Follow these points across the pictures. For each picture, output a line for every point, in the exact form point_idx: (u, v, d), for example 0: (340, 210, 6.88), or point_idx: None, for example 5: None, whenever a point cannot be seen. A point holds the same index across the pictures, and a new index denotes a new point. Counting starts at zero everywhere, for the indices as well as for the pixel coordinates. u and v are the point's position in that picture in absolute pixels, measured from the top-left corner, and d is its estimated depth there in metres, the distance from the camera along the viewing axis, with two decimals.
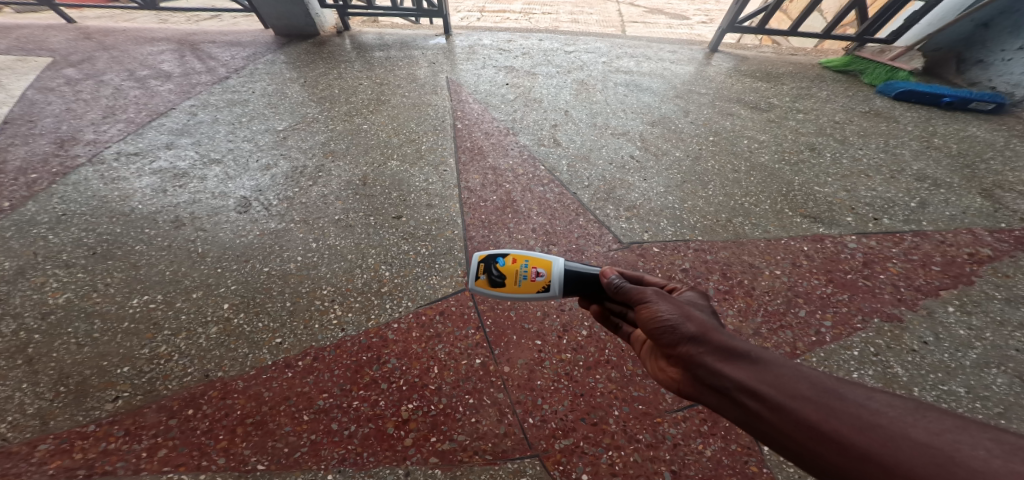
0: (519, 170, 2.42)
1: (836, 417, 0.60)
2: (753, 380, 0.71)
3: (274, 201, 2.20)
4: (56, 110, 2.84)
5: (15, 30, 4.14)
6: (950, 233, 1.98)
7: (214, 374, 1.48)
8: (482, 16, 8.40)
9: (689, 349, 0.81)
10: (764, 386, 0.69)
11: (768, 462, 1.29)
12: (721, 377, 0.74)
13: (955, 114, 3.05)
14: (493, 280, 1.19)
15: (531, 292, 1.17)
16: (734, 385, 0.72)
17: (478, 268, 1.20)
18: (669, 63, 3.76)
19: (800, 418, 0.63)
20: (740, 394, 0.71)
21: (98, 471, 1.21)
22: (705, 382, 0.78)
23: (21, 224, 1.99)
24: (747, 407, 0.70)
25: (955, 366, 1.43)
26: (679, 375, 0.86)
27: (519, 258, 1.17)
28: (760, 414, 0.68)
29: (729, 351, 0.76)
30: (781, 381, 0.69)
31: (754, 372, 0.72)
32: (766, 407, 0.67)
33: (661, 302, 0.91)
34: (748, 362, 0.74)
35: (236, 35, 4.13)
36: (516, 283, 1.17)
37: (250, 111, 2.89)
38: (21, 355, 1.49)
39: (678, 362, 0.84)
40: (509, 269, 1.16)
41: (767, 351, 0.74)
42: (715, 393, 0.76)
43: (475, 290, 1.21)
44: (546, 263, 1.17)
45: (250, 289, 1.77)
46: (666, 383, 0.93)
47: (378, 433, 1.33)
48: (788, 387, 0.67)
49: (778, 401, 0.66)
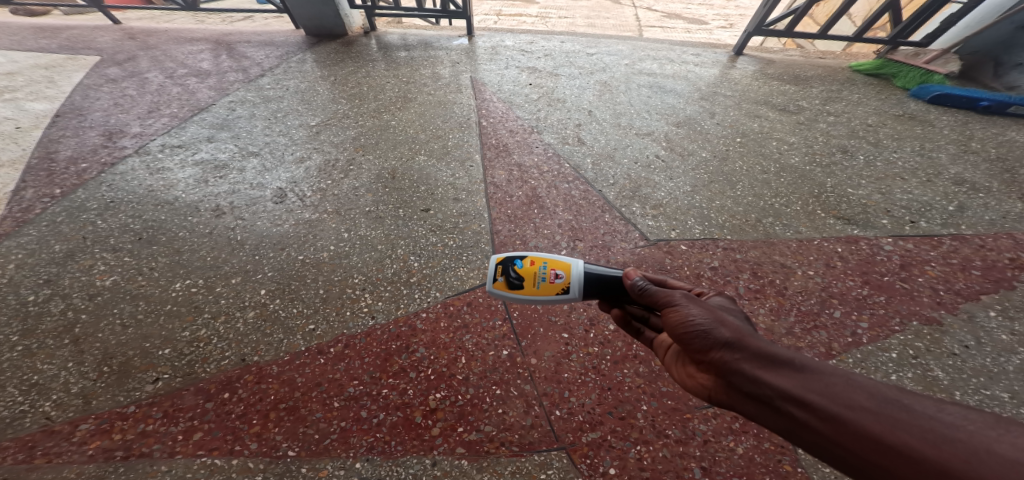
0: (544, 168, 2.44)
1: (903, 429, 0.58)
2: (799, 389, 0.70)
3: (308, 192, 2.27)
4: (104, 105, 2.99)
5: (66, 30, 4.38)
6: (990, 238, 1.94)
7: (250, 359, 1.52)
8: (499, 20, 8.52)
9: (723, 355, 0.81)
10: (813, 395, 0.69)
11: (803, 462, 1.28)
12: (763, 385, 0.74)
13: (993, 118, 2.97)
14: (511, 282, 1.19)
15: (550, 295, 1.16)
16: (778, 393, 0.72)
17: (496, 271, 1.21)
18: (692, 65, 3.75)
19: (860, 429, 0.61)
20: (785, 403, 0.71)
21: (135, 452, 1.24)
22: (743, 389, 0.77)
23: (71, 210, 2.10)
24: (793, 417, 0.70)
25: (998, 371, 1.39)
26: (710, 382, 0.86)
27: (537, 261, 1.18)
28: (810, 424, 0.67)
29: (770, 358, 0.76)
30: (832, 391, 0.68)
31: (800, 381, 0.71)
32: (817, 417, 0.67)
33: (691, 306, 0.90)
34: (792, 370, 0.73)
35: (269, 36, 4.28)
36: (534, 285, 1.17)
37: (284, 107, 3.00)
38: (69, 334, 1.56)
39: (711, 368, 0.84)
40: (527, 271, 1.16)
41: (814, 359, 0.74)
42: (754, 401, 0.76)
43: (493, 293, 1.21)
44: (565, 265, 1.16)
45: (286, 277, 1.83)
46: (694, 389, 0.92)
47: (406, 421, 1.35)
48: (842, 397, 0.66)
49: (832, 411, 0.65)
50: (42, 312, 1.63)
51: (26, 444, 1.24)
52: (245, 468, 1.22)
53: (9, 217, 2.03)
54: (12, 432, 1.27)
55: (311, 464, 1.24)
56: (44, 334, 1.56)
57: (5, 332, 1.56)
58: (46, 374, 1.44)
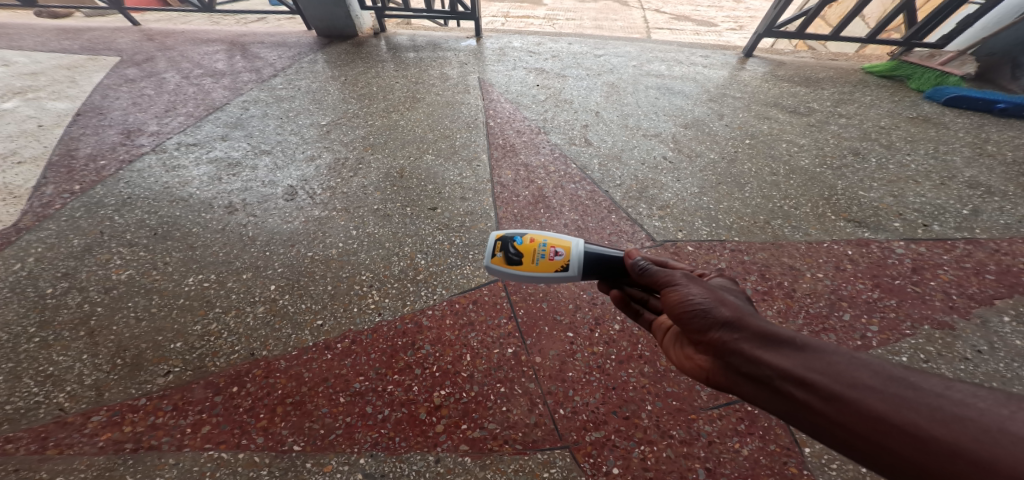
0: (551, 168, 2.45)
1: (909, 409, 0.58)
2: (800, 368, 0.70)
3: (318, 190, 2.31)
4: (123, 104, 3.07)
5: (88, 32, 4.50)
6: (1005, 242, 1.90)
7: (259, 353, 1.54)
8: (506, 23, 8.57)
9: (722, 335, 0.83)
10: (814, 374, 0.69)
11: (809, 464, 1.26)
12: (762, 365, 0.75)
13: (1009, 121, 2.91)
14: (510, 258, 1.21)
15: (548, 272, 1.18)
16: (777, 373, 0.72)
17: (495, 247, 1.23)
18: (701, 67, 3.74)
19: (865, 409, 0.61)
20: (784, 383, 0.71)
21: (144, 445, 1.27)
22: (740, 370, 0.79)
23: (90, 205, 2.16)
24: (793, 396, 0.70)
25: (1011, 377, 1.36)
26: (707, 363, 0.88)
27: (537, 238, 1.20)
28: (810, 405, 0.67)
29: (769, 338, 0.77)
30: (835, 370, 0.68)
31: (801, 360, 0.71)
32: (818, 397, 0.67)
33: (692, 286, 0.93)
34: (793, 349, 0.73)
35: (282, 37, 4.35)
36: (533, 262, 1.19)
37: (296, 107, 3.05)
38: (84, 327, 1.61)
39: (709, 349, 0.85)
40: (527, 247, 1.18)
41: (815, 338, 0.74)
42: (752, 382, 0.77)
43: (491, 268, 1.22)
44: (566, 243, 1.19)
45: (295, 272, 1.87)
46: (692, 371, 0.93)
47: (411, 417, 1.36)
48: (845, 376, 0.66)
49: (834, 391, 0.65)
50: (59, 304, 1.69)
51: (39, 434, 1.28)
52: (251, 462, 1.24)
53: (30, 212, 2.10)
54: (27, 422, 1.31)
55: (316, 459, 1.25)
56: (61, 326, 1.61)
57: (24, 323, 1.61)
58: (61, 366, 1.48)
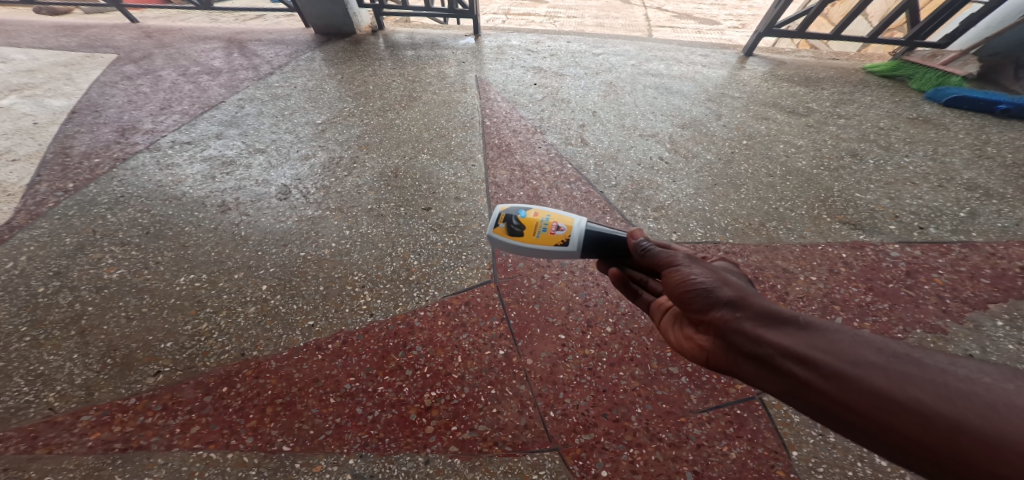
0: (546, 168, 2.44)
1: (914, 385, 0.58)
2: (803, 346, 0.71)
3: (312, 190, 2.31)
4: (119, 102, 3.07)
5: (85, 29, 4.50)
6: (1002, 245, 1.88)
7: (249, 354, 1.54)
8: (507, 20, 8.52)
9: (723, 314, 0.84)
10: (816, 353, 0.69)
11: (797, 468, 1.26)
12: (763, 344, 0.76)
13: (1010, 122, 2.88)
14: (511, 230, 1.22)
15: (548, 246, 1.18)
16: (779, 352, 0.73)
17: (499, 218, 1.24)
18: (701, 66, 3.71)
19: (866, 386, 0.62)
20: (785, 361, 0.72)
21: (134, 444, 1.27)
22: (742, 349, 0.80)
23: (83, 204, 2.16)
24: (794, 375, 0.71)
25: None
26: (708, 344, 0.89)
27: (540, 213, 1.21)
28: (811, 383, 0.68)
29: (773, 317, 0.77)
30: (837, 348, 0.68)
31: (804, 339, 0.72)
32: (819, 375, 0.67)
33: (694, 267, 0.94)
34: (795, 329, 0.74)
35: (280, 34, 4.34)
36: (534, 235, 1.20)
37: (292, 105, 3.05)
38: (75, 326, 1.61)
39: (710, 329, 0.86)
40: (529, 221, 1.19)
41: (821, 319, 0.74)
42: (754, 361, 0.77)
43: (493, 238, 1.24)
44: (567, 220, 1.19)
45: (287, 272, 1.86)
46: (691, 351, 0.95)
47: (401, 418, 1.36)
48: (847, 354, 0.66)
49: (836, 369, 0.66)
50: (50, 303, 1.69)
51: (28, 434, 1.28)
52: (239, 462, 1.24)
53: (24, 210, 2.10)
54: (16, 421, 1.32)
55: (305, 459, 1.25)
56: (51, 325, 1.61)
57: (16, 321, 1.61)
58: (52, 365, 1.48)
